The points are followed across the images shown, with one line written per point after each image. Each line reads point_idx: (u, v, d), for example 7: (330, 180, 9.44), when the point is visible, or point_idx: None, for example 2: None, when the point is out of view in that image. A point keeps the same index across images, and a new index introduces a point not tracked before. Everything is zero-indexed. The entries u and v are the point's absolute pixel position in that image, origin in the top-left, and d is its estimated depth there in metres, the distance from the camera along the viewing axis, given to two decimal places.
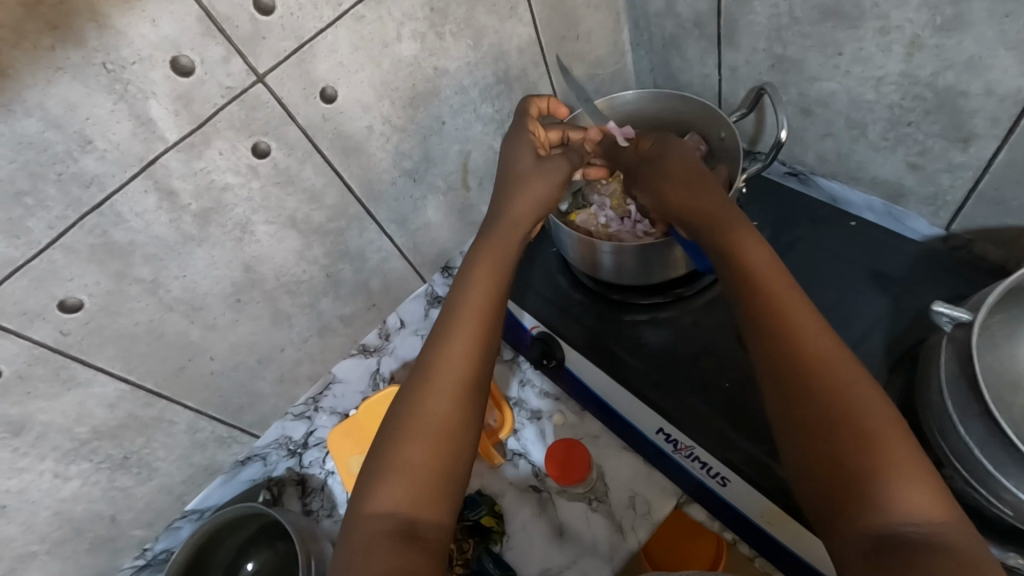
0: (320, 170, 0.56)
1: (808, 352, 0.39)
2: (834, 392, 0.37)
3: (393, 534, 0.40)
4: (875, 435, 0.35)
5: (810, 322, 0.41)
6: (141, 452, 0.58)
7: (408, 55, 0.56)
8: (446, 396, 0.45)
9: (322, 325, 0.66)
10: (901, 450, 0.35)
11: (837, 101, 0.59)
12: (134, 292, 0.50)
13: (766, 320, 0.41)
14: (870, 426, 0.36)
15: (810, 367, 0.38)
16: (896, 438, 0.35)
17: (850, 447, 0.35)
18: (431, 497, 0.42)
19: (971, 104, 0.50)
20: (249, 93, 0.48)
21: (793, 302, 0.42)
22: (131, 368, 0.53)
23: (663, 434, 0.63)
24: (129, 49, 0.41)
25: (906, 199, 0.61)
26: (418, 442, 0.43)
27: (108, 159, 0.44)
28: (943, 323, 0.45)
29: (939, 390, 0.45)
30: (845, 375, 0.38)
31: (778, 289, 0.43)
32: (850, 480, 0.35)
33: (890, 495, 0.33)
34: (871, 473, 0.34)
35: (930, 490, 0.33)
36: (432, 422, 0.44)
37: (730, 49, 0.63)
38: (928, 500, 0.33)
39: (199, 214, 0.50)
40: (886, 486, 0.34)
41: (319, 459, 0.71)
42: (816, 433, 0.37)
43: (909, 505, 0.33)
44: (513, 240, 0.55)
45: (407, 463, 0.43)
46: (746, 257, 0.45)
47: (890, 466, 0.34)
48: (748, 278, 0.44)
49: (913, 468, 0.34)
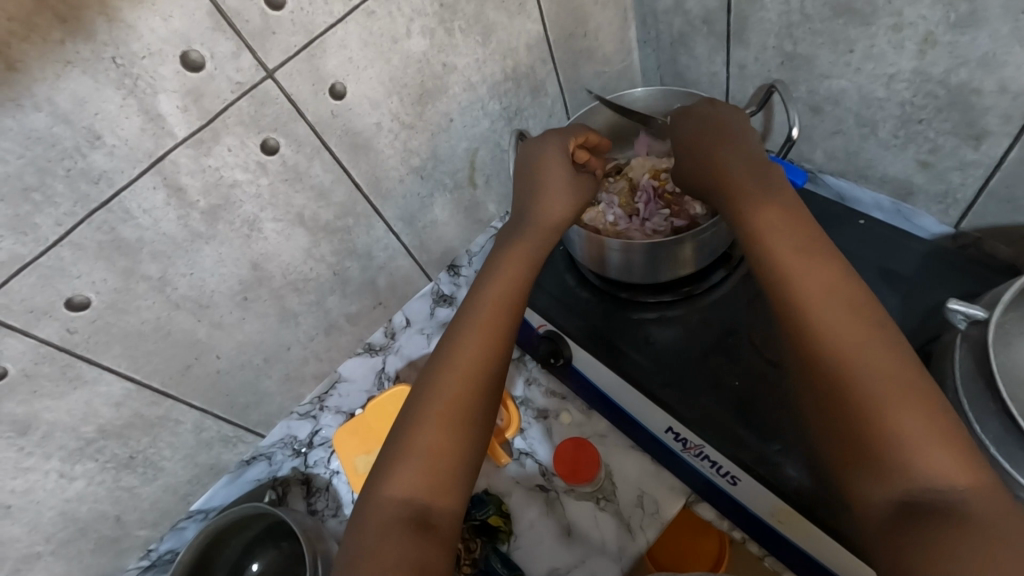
0: (329, 167, 0.55)
1: (830, 328, 0.39)
2: (857, 366, 0.37)
3: (406, 522, 0.40)
4: (903, 409, 0.35)
5: (833, 295, 0.40)
6: (146, 451, 0.57)
7: (418, 51, 0.56)
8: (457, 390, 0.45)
9: (328, 324, 0.66)
10: (930, 423, 0.34)
11: (848, 99, 0.59)
12: (142, 290, 0.49)
13: (785, 298, 0.41)
14: (897, 400, 0.35)
15: (832, 343, 0.38)
16: (925, 410, 0.35)
17: (875, 423, 0.35)
18: (449, 480, 0.42)
19: (984, 101, 0.49)
20: (259, 89, 0.47)
21: (814, 276, 0.41)
22: (137, 368, 0.52)
23: (672, 433, 0.62)
24: (139, 43, 0.41)
25: (915, 197, 0.61)
26: (432, 427, 0.43)
27: (117, 155, 0.43)
28: (959, 321, 0.45)
29: (954, 388, 0.44)
30: (870, 348, 0.37)
31: (799, 265, 0.42)
32: (875, 457, 0.35)
33: (915, 469, 0.33)
34: (897, 450, 0.34)
35: (959, 462, 0.33)
36: (449, 405, 0.44)
37: (739, 47, 0.63)
38: (955, 477, 0.33)
39: (207, 211, 0.50)
40: (912, 461, 0.34)
41: (324, 459, 0.69)
42: (839, 411, 0.37)
43: (935, 479, 0.33)
44: (535, 240, 0.55)
45: (423, 447, 0.42)
46: (765, 233, 0.44)
47: (916, 439, 0.34)
48: (766, 258, 0.43)
49: (943, 440, 0.34)
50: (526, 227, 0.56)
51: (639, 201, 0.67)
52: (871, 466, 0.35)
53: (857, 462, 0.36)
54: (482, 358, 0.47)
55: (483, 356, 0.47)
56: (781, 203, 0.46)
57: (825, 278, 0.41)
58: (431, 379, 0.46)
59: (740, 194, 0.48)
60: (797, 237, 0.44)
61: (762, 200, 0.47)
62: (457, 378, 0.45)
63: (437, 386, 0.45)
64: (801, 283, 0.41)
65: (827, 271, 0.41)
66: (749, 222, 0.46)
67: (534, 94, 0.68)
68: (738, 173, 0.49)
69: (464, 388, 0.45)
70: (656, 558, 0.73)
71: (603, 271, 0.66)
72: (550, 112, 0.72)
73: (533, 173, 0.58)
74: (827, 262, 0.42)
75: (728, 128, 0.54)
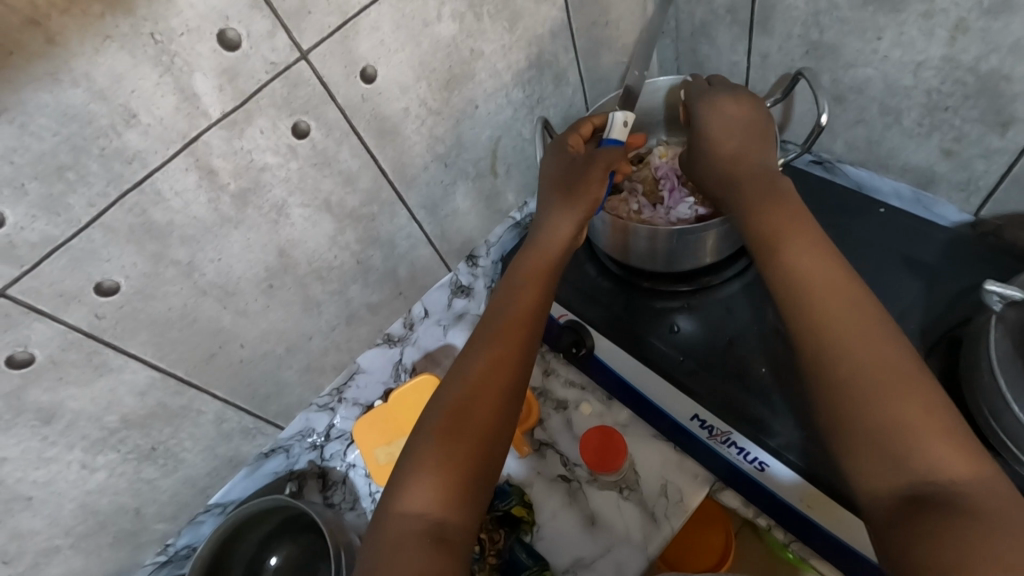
0: (357, 152, 0.55)
1: (837, 326, 0.39)
2: (859, 357, 0.38)
3: (421, 536, 0.39)
4: (904, 397, 0.36)
5: (840, 288, 0.41)
6: (168, 443, 0.56)
7: (447, 35, 0.55)
8: (476, 400, 0.45)
9: (350, 313, 0.64)
10: (932, 406, 0.35)
11: (872, 87, 0.59)
12: (170, 275, 0.48)
13: (795, 292, 0.42)
14: (900, 387, 0.36)
15: (838, 332, 0.39)
16: (926, 399, 0.36)
17: (882, 407, 0.36)
18: (461, 495, 0.42)
19: (1014, 88, 0.50)
20: (292, 70, 0.47)
21: (824, 266, 0.42)
22: (162, 356, 0.51)
23: (697, 421, 0.62)
24: (177, 19, 0.40)
25: (936, 185, 0.62)
26: (443, 443, 0.43)
27: (151, 134, 0.42)
28: (995, 303, 0.44)
29: (989, 369, 0.45)
30: (879, 338, 0.38)
31: (805, 260, 0.43)
32: (887, 439, 0.35)
33: (923, 451, 0.34)
34: (905, 433, 0.35)
35: (964, 446, 0.34)
36: (460, 420, 0.44)
37: (762, 36, 0.64)
38: (964, 464, 0.34)
39: (237, 194, 0.49)
40: (917, 453, 0.34)
41: (341, 451, 0.70)
42: (846, 392, 0.37)
43: (940, 462, 0.34)
44: (552, 258, 0.55)
45: (432, 455, 0.43)
46: (776, 229, 0.45)
47: (924, 424, 0.35)
48: (772, 252, 0.45)
49: (947, 425, 0.35)
50: (542, 246, 0.56)
51: (663, 188, 0.66)
52: (878, 453, 0.35)
53: (862, 450, 0.36)
54: (496, 371, 0.47)
55: (506, 365, 0.48)
56: (800, 198, 0.48)
57: (835, 270, 0.42)
58: (453, 385, 0.47)
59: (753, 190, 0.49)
60: (807, 232, 0.45)
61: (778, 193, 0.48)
62: (477, 387, 0.46)
63: (454, 392, 0.46)
64: (811, 271, 0.42)
65: (835, 262, 0.43)
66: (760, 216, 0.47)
67: (556, 82, 0.68)
68: (761, 167, 0.51)
69: (481, 405, 0.45)
70: (664, 555, 0.79)
71: (626, 257, 0.66)
72: (571, 100, 0.71)
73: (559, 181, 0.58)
74: (834, 256, 0.43)
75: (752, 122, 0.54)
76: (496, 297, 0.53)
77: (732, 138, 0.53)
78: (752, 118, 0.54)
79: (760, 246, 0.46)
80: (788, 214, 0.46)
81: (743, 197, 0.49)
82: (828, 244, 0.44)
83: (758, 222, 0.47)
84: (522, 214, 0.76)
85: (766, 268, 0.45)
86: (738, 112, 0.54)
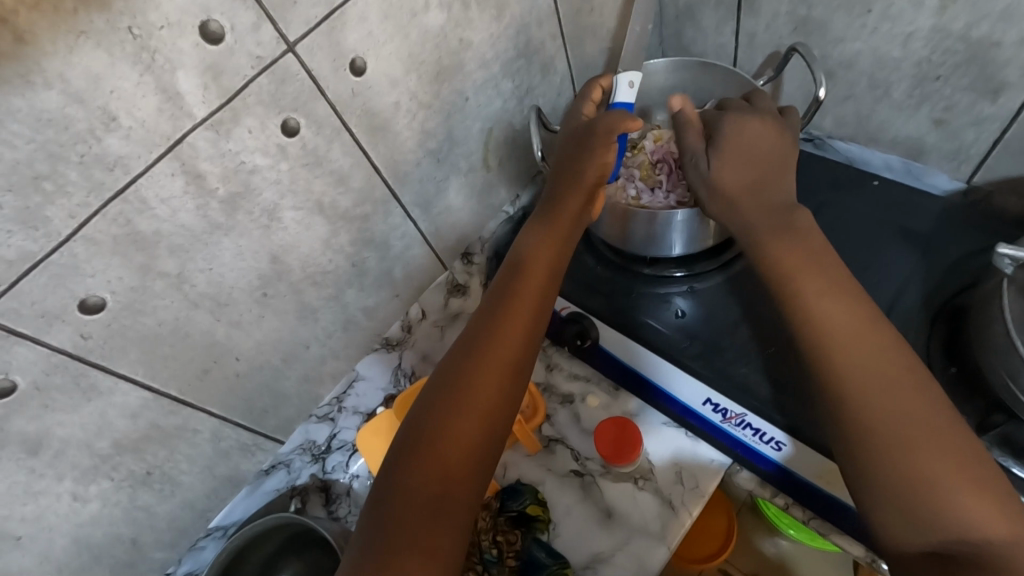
0: (348, 150, 0.52)
1: (857, 372, 0.40)
2: (882, 404, 0.39)
3: (427, 547, 0.39)
4: (931, 449, 0.37)
5: (863, 333, 0.41)
6: (164, 466, 0.53)
7: (436, 25, 0.54)
8: (478, 403, 0.44)
9: (347, 318, 0.62)
10: (957, 458, 0.36)
11: (861, 62, 0.59)
12: (159, 288, 0.45)
13: (813, 334, 0.43)
14: (925, 435, 0.37)
15: (858, 377, 0.40)
16: (952, 450, 0.37)
17: (906, 456, 0.37)
18: (458, 494, 0.41)
19: (1004, 54, 0.51)
20: (279, 65, 0.44)
21: (843, 306, 0.43)
22: (154, 375, 0.48)
23: (709, 405, 0.61)
24: (156, 13, 0.37)
25: (927, 156, 0.62)
26: (443, 450, 0.42)
27: (133, 138, 0.40)
28: (1005, 265, 0.45)
29: (1003, 331, 0.45)
30: (903, 387, 0.39)
31: (823, 302, 0.43)
32: (911, 490, 0.36)
33: (948, 506, 0.35)
34: (932, 482, 0.36)
35: (990, 501, 0.35)
36: (466, 435, 0.43)
37: (749, 15, 0.64)
38: (988, 521, 0.35)
39: (226, 199, 0.46)
40: (941, 507, 0.35)
41: (343, 463, 0.65)
42: (870, 441, 0.38)
43: (967, 514, 0.35)
44: (551, 253, 0.53)
45: (445, 503, 0.40)
46: (792, 267, 0.46)
47: (949, 476, 0.36)
48: (789, 291, 0.45)
49: (972, 479, 0.36)
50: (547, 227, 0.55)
51: (660, 171, 0.65)
52: (903, 501, 0.37)
53: (886, 494, 0.37)
54: (501, 378, 0.45)
55: (503, 377, 0.45)
56: (815, 230, 0.48)
57: (854, 312, 0.42)
58: (450, 384, 0.45)
59: (766, 225, 0.49)
60: (827, 271, 0.45)
61: (797, 229, 0.48)
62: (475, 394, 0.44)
63: (445, 390, 0.45)
64: (831, 313, 0.43)
65: (856, 305, 0.43)
66: (776, 254, 0.47)
67: (544, 71, 0.67)
68: (775, 202, 0.50)
69: (483, 411, 0.44)
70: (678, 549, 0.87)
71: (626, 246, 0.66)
72: (559, 90, 0.70)
73: (566, 161, 0.57)
74: (854, 297, 0.43)
75: (768, 155, 0.51)
76: (494, 293, 0.50)
77: (754, 172, 0.51)
78: (779, 146, 0.52)
79: (775, 284, 0.46)
80: (795, 247, 0.47)
81: (756, 229, 0.49)
82: (850, 285, 0.44)
83: (771, 258, 0.47)
84: (515, 207, 0.74)
85: (783, 306, 0.45)
86: (766, 137, 0.52)
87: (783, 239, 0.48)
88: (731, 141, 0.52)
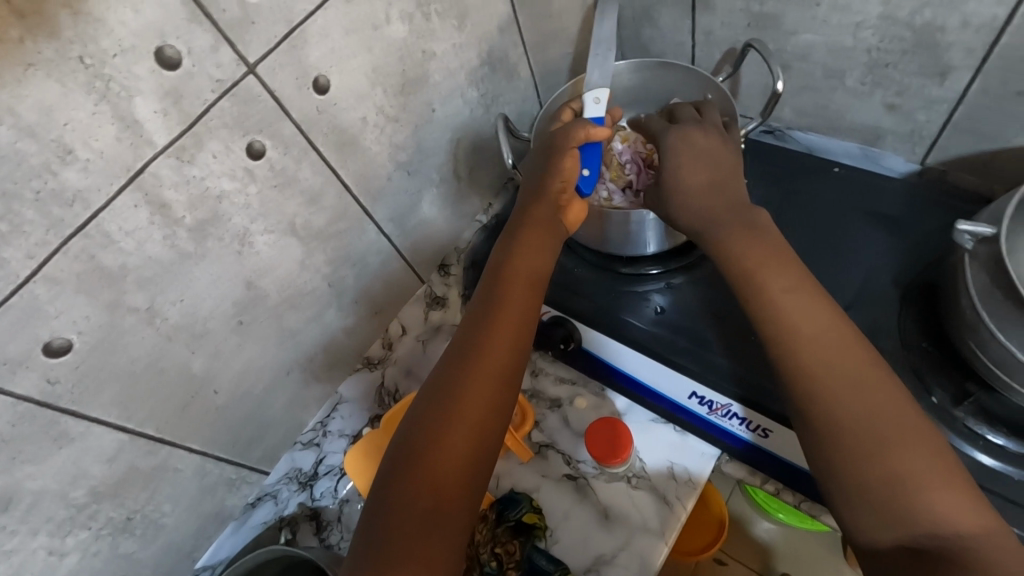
0: (318, 169, 0.51)
1: (829, 374, 0.41)
2: (854, 404, 0.39)
3: None
4: (904, 445, 0.38)
5: (831, 333, 0.42)
6: (145, 509, 0.51)
7: (398, 38, 0.53)
8: (463, 434, 0.43)
9: (327, 340, 0.61)
10: (929, 453, 0.38)
11: (815, 53, 0.61)
12: (130, 324, 0.44)
13: (782, 336, 0.43)
14: (897, 432, 0.38)
15: (829, 377, 0.41)
16: (924, 446, 0.38)
17: (881, 455, 0.38)
18: (447, 529, 0.40)
19: (948, 38, 0.53)
20: (241, 87, 0.43)
21: (810, 307, 0.43)
22: (129, 416, 0.46)
23: (695, 398, 0.63)
24: (109, 39, 0.36)
25: (883, 140, 0.64)
26: (426, 485, 0.41)
27: (92, 170, 0.38)
28: (966, 241, 0.46)
29: (970, 304, 0.46)
30: (873, 385, 0.40)
31: (791, 303, 0.44)
32: (887, 489, 0.37)
33: (923, 502, 0.36)
34: (908, 478, 0.37)
35: (962, 494, 0.37)
36: (448, 466, 0.41)
37: (704, 13, 0.65)
38: (962, 516, 0.36)
39: (195, 227, 0.45)
40: (919, 504, 0.36)
41: (332, 489, 0.62)
42: (846, 441, 0.39)
43: (942, 508, 0.36)
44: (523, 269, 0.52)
45: (432, 538, 0.39)
46: (757, 269, 0.46)
47: (923, 471, 0.37)
48: (756, 293, 0.45)
49: (944, 474, 0.37)
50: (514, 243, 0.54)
51: (629, 171, 0.66)
52: (878, 498, 0.37)
53: (865, 493, 0.38)
54: (482, 405, 0.44)
55: (486, 400, 0.44)
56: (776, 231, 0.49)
57: (819, 312, 0.43)
58: (431, 414, 0.44)
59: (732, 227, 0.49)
60: (790, 272, 0.46)
61: (760, 230, 0.48)
62: (457, 421, 0.43)
63: (425, 421, 0.43)
64: (799, 314, 0.43)
65: (822, 305, 0.44)
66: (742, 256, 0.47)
67: (508, 78, 0.67)
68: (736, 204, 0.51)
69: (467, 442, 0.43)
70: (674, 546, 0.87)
71: (603, 247, 0.66)
72: (524, 96, 0.70)
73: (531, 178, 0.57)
74: (819, 298, 0.44)
75: (721, 164, 0.52)
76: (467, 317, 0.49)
77: (710, 180, 0.51)
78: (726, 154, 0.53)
79: (742, 288, 0.47)
80: (761, 248, 0.47)
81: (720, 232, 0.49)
82: (813, 285, 0.45)
83: (736, 261, 0.47)
84: (488, 215, 0.73)
85: (751, 309, 0.46)
86: (715, 149, 0.53)
87: (749, 240, 0.48)
88: (682, 155, 0.53)
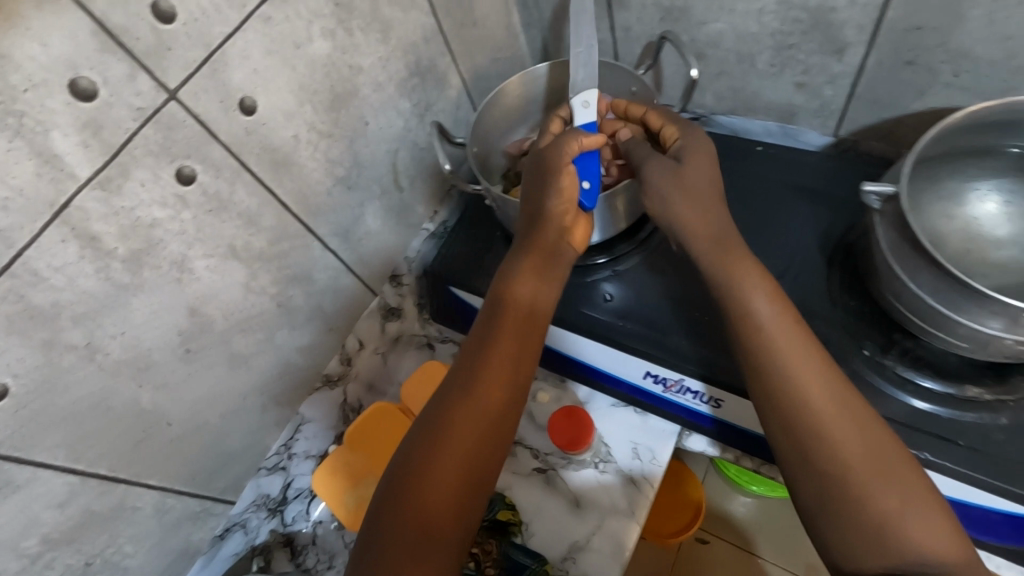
0: (252, 190, 0.52)
1: (821, 407, 0.43)
2: (842, 437, 0.42)
3: None
4: (886, 479, 0.41)
5: (819, 366, 0.45)
6: (105, 553, 0.49)
7: (322, 54, 0.54)
8: (470, 501, 0.43)
9: (282, 361, 0.60)
10: (910, 487, 0.41)
11: (725, 40, 0.65)
12: (69, 363, 0.43)
13: (775, 366, 0.45)
14: (881, 465, 0.41)
15: (820, 409, 0.43)
16: (904, 480, 0.41)
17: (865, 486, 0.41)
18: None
19: (841, 17, 0.57)
20: (164, 113, 0.43)
21: (801, 342, 0.46)
22: (78, 457, 0.45)
23: (651, 377, 0.65)
24: (17, 74, 0.36)
25: (798, 117, 0.68)
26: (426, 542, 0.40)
27: (12, 209, 0.37)
28: (873, 201, 0.50)
29: (884, 259, 0.50)
30: (859, 421, 0.43)
31: (784, 335, 0.46)
32: (872, 519, 0.40)
33: (905, 534, 0.39)
34: (889, 511, 0.40)
35: (939, 527, 0.40)
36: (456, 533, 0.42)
37: (621, 10, 0.68)
38: (938, 545, 0.39)
39: (129, 257, 0.44)
40: (901, 534, 0.39)
41: (303, 512, 0.61)
42: (835, 471, 0.42)
43: (921, 539, 0.39)
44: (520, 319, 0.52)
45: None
46: (751, 300, 0.48)
47: (903, 503, 0.40)
48: (751, 322, 0.47)
49: (923, 507, 0.40)
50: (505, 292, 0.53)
51: None
52: (863, 526, 0.40)
53: (850, 521, 0.41)
54: (489, 472, 0.45)
55: (491, 467, 0.45)
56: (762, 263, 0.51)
57: (806, 345, 0.46)
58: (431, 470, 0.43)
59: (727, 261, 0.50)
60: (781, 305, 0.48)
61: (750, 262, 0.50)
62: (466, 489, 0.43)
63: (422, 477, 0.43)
64: (791, 346, 0.45)
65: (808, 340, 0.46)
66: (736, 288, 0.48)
67: (438, 86, 0.68)
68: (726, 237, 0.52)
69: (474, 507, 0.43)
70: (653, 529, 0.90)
71: None
72: (457, 103, 0.72)
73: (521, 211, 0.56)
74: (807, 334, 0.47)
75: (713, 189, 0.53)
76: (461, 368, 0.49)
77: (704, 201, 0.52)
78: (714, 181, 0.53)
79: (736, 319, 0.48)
80: (756, 280, 0.49)
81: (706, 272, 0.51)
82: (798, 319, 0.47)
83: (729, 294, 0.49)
84: (434, 223, 0.74)
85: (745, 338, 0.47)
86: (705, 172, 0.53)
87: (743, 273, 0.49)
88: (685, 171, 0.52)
